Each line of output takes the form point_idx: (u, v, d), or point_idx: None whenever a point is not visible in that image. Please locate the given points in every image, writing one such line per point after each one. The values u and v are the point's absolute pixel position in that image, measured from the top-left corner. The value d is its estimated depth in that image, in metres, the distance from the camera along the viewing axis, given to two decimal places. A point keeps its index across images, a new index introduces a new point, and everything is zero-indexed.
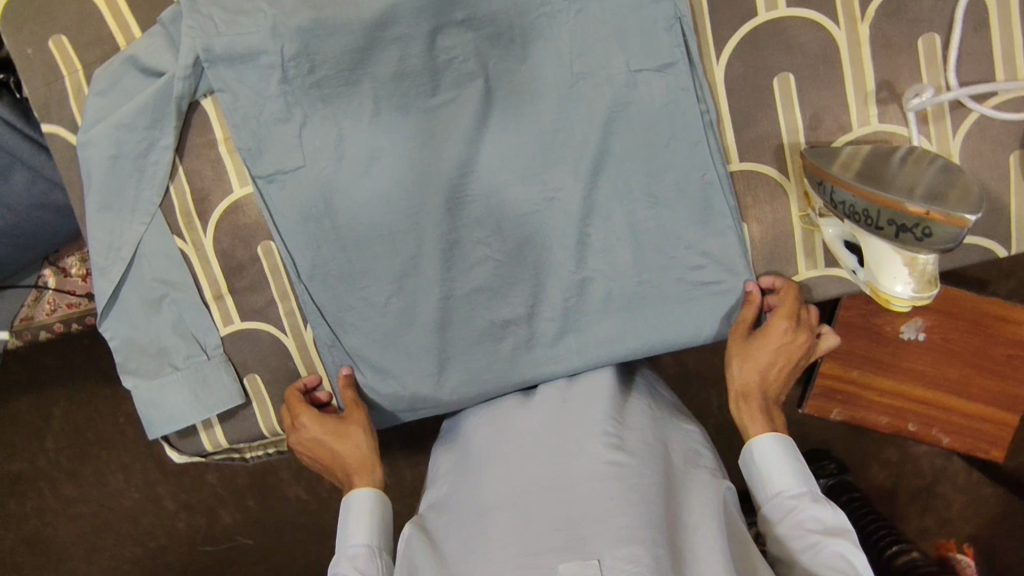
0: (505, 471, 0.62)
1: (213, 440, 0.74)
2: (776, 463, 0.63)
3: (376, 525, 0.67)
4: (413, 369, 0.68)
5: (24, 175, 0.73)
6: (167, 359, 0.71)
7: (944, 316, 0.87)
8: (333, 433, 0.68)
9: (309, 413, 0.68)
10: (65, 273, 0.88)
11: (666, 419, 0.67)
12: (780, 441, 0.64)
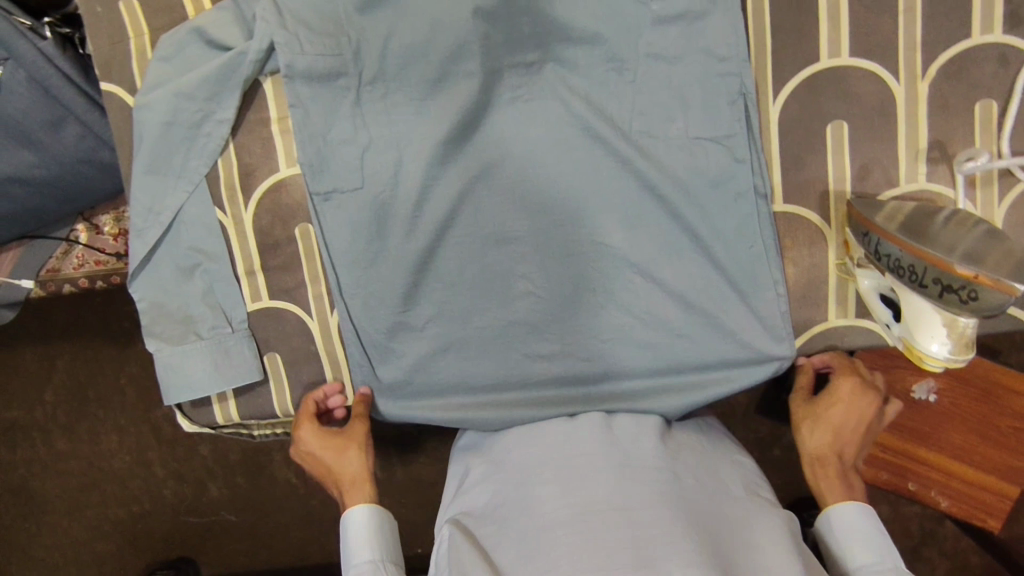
0: (557, 483, 0.61)
1: (225, 413, 0.75)
2: (853, 529, 0.64)
3: (374, 541, 0.69)
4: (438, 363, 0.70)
5: (75, 130, 0.74)
6: (191, 327, 0.71)
7: (957, 380, 0.86)
8: (333, 448, 0.73)
9: (312, 427, 0.72)
10: (98, 230, 0.89)
11: (720, 456, 0.69)
12: (858, 509, 0.65)
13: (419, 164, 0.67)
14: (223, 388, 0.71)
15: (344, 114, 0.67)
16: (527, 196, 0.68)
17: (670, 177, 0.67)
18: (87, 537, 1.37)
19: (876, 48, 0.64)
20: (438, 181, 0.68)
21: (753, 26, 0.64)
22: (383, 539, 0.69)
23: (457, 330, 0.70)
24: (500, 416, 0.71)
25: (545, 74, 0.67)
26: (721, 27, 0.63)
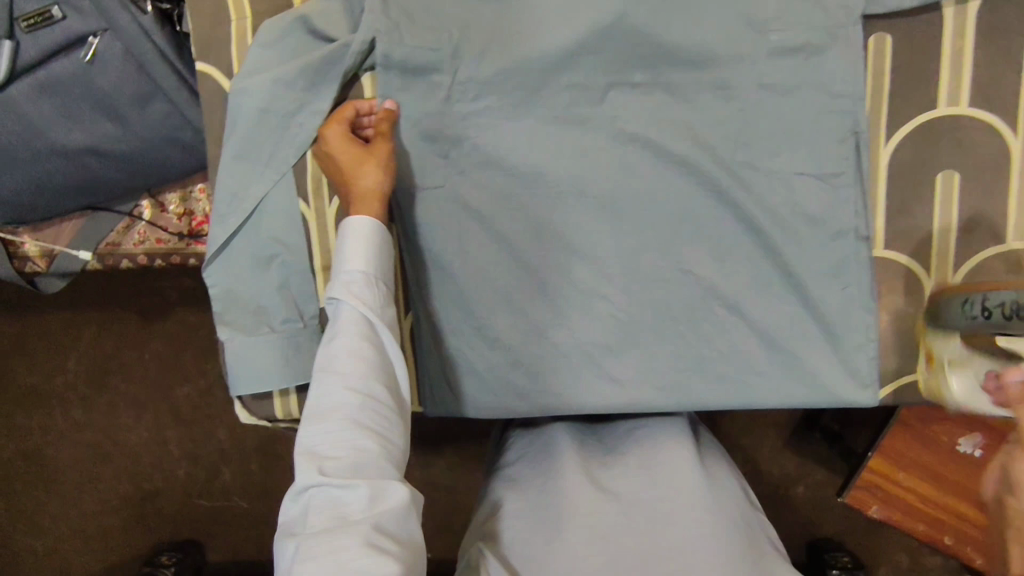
0: (590, 530, 0.64)
1: (285, 408, 0.73)
2: None
3: (372, 254, 0.59)
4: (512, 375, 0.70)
5: (161, 106, 0.73)
6: (263, 319, 0.69)
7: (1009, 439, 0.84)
8: (354, 155, 0.62)
9: (339, 128, 0.63)
10: (163, 208, 0.87)
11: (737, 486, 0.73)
12: None
13: (513, 176, 0.66)
14: (290, 383, 0.69)
15: (440, 116, 0.66)
16: (613, 218, 0.67)
17: (770, 212, 0.65)
18: (93, 512, 1.34)
19: (996, 100, 0.62)
20: (530, 195, 0.66)
21: (874, 65, 0.62)
22: (381, 299, 0.60)
23: (534, 347, 0.69)
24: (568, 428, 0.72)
25: (651, 94, 0.64)
26: (841, 64, 0.61)
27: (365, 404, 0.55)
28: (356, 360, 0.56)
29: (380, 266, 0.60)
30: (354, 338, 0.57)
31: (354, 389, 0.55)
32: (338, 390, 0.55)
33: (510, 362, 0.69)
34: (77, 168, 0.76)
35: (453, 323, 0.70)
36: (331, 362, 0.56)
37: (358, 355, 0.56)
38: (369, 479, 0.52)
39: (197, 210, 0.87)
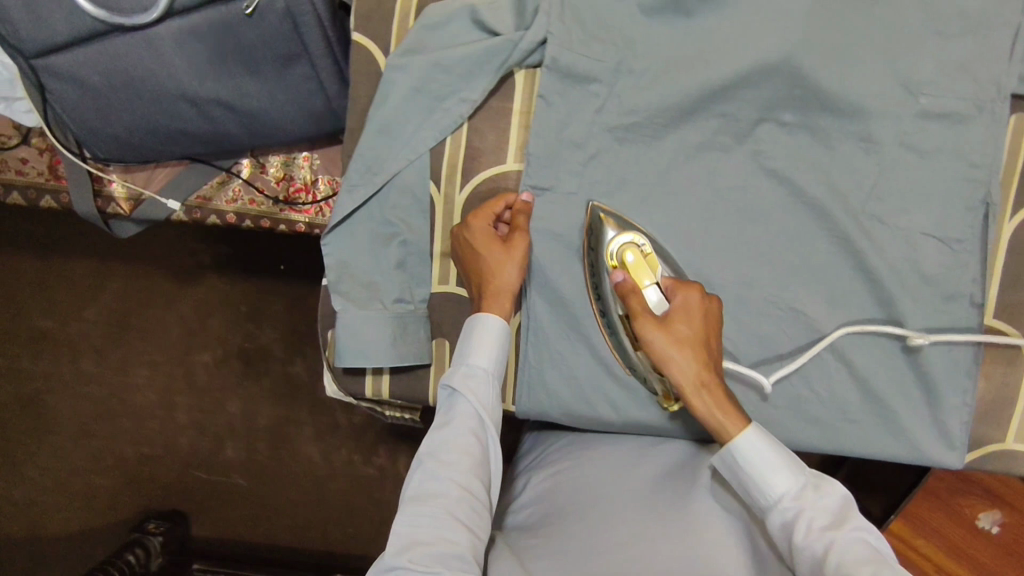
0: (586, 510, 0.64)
1: (375, 387, 0.73)
2: (754, 457, 0.58)
3: (496, 351, 0.65)
4: (614, 386, 0.70)
5: (300, 70, 0.73)
6: (375, 295, 0.69)
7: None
8: (493, 246, 0.66)
9: (483, 221, 0.66)
10: (262, 170, 0.87)
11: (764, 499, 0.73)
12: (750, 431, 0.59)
13: (647, 191, 0.68)
14: (394, 364, 0.69)
15: (589, 124, 0.67)
16: (737, 249, 0.68)
17: (890, 267, 0.66)
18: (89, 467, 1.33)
19: None
20: (662, 215, 0.68)
21: (1012, 141, 0.65)
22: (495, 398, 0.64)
23: (639, 364, 0.70)
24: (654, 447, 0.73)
25: (797, 135, 0.66)
26: (989, 136, 0.63)
27: (463, 494, 0.59)
28: (460, 453, 0.61)
29: (500, 364, 0.65)
30: (467, 433, 0.61)
31: (455, 477, 0.59)
32: (443, 476, 0.59)
33: (613, 373, 0.70)
34: (203, 119, 0.76)
35: (563, 328, 0.70)
36: (439, 451, 0.61)
37: (467, 446, 0.61)
38: (452, 569, 0.54)
39: (298, 176, 0.87)
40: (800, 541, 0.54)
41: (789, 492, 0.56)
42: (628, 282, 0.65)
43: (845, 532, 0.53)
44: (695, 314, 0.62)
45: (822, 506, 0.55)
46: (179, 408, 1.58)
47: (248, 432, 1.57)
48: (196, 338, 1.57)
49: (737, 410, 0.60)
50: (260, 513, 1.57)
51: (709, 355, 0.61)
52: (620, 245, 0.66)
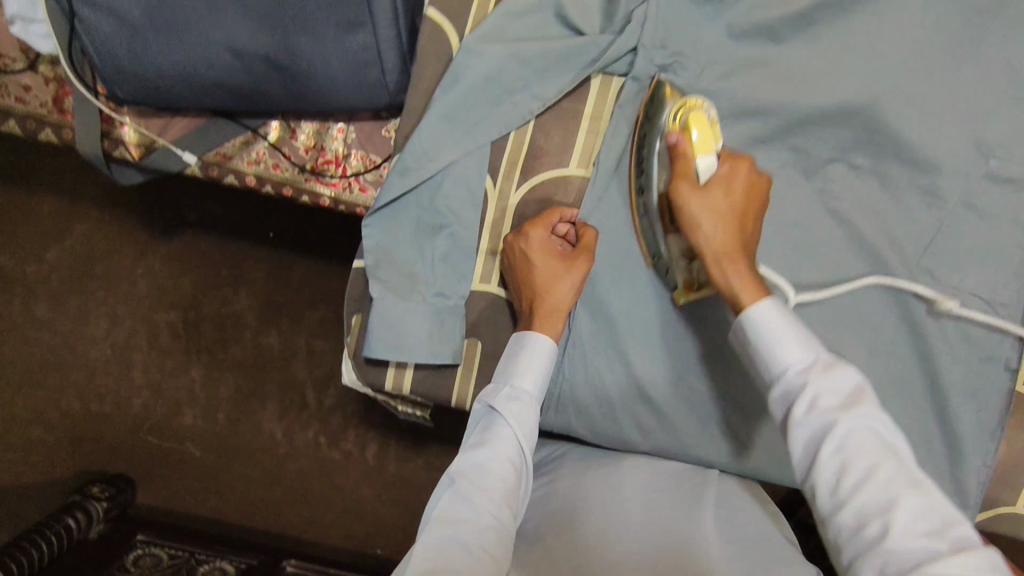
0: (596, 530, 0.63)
1: (395, 381, 0.69)
2: (774, 333, 0.55)
3: (540, 377, 0.64)
4: (647, 408, 0.69)
5: (360, 36, 0.69)
6: (415, 287, 0.66)
7: None
8: (553, 261, 0.63)
9: (543, 235, 0.64)
10: (293, 134, 0.82)
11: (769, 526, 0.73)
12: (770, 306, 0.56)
13: None
14: (425, 360, 0.65)
15: None
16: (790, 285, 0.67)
17: (934, 323, 0.67)
18: None
19: None
20: None
21: None
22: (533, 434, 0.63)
23: (676, 389, 0.68)
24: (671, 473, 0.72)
25: (864, 180, 0.65)
26: None
27: (493, 525, 0.56)
28: (495, 480, 0.59)
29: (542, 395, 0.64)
30: (503, 462, 0.60)
31: (486, 504, 0.57)
32: (473, 500, 0.56)
33: (649, 397, 0.68)
34: (245, 72, 0.71)
35: (603, 343, 0.68)
36: (472, 475, 0.58)
37: (503, 478, 0.59)
38: None
39: (330, 148, 0.82)
40: (801, 417, 0.52)
41: (800, 366, 0.54)
42: (682, 147, 0.60)
43: (856, 419, 0.51)
44: (734, 186, 0.59)
45: (836, 386, 0.52)
46: (137, 365, 1.51)
47: (210, 400, 1.51)
48: (165, 294, 1.51)
49: (762, 283, 0.58)
50: (211, 485, 1.52)
51: (740, 228, 0.60)
52: (680, 110, 0.61)
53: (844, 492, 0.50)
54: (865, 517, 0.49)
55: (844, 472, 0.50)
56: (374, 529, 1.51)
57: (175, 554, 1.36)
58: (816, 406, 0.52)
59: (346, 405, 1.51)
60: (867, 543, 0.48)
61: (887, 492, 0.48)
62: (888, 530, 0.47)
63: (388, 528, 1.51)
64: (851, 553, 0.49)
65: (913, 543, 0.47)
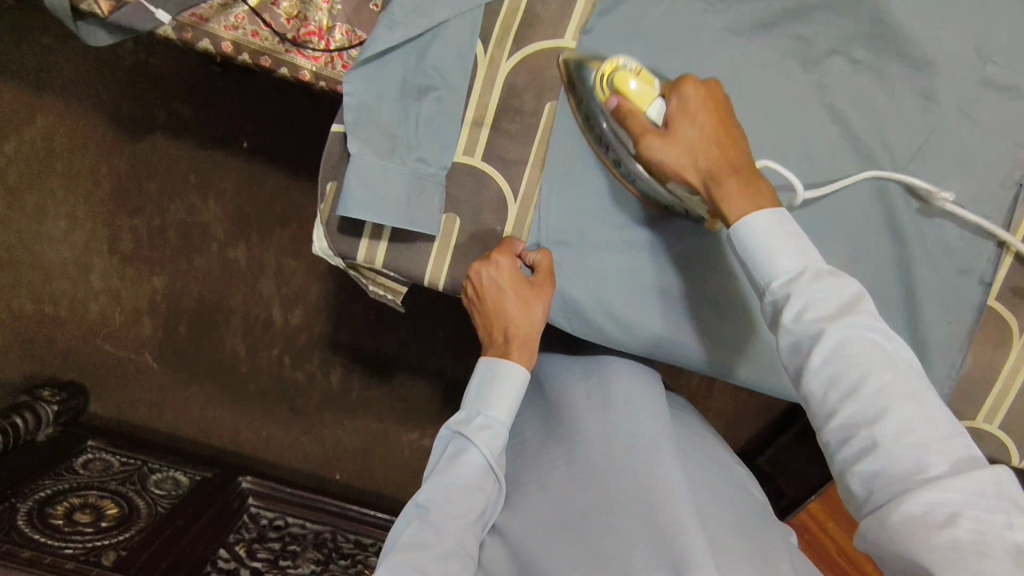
0: (567, 470, 0.70)
1: (369, 253, 0.68)
2: (758, 240, 0.55)
3: (511, 404, 0.72)
4: (625, 300, 0.68)
5: None
6: (397, 148, 0.63)
7: None
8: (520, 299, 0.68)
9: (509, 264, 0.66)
10: (274, 2, 0.77)
11: (703, 438, 0.80)
12: (762, 215, 0.56)
13: None
14: (404, 225, 0.64)
15: (662, 16, 0.63)
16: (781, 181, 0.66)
17: (915, 232, 0.68)
18: None
19: None
20: None
21: None
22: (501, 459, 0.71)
23: (663, 281, 0.69)
24: (637, 386, 0.76)
25: (861, 76, 0.65)
26: None
27: (457, 549, 0.63)
28: (464, 503, 0.66)
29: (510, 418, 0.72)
30: (471, 484, 0.67)
31: (453, 530, 0.64)
32: (440, 527, 0.64)
33: (633, 289, 0.69)
34: None
35: (590, 225, 0.68)
36: (442, 501, 0.65)
37: (471, 502, 0.66)
38: None
39: (313, 19, 0.78)
40: (789, 323, 0.52)
41: (786, 276, 0.54)
42: (626, 106, 0.60)
43: (845, 328, 0.50)
44: (699, 112, 0.59)
45: (824, 293, 0.52)
46: (94, 271, 1.43)
47: (170, 311, 1.45)
48: (128, 197, 1.40)
49: (759, 193, 0.57)
50: (166, 397, 1.49)
51: (716, 153, 0.59)
52: (607, 76, 0.61)
53: (833, 402, 0.50)
54: (852, 427, 0.49)
55: (835, 381, 0.50)
56: (333, 452, 1.50)
57: (127, 461, 1.33)
58: (802, 316, 0.52)
59: (312, 324, 1.45)
60: (856, 454, 0.49)
61: (878, 404, 0.48)
62: (877, 442, 0.48)
63: (347, 451, 1.51)
64: (841, 464, 0.50)
65: (902, 456, 0.47)
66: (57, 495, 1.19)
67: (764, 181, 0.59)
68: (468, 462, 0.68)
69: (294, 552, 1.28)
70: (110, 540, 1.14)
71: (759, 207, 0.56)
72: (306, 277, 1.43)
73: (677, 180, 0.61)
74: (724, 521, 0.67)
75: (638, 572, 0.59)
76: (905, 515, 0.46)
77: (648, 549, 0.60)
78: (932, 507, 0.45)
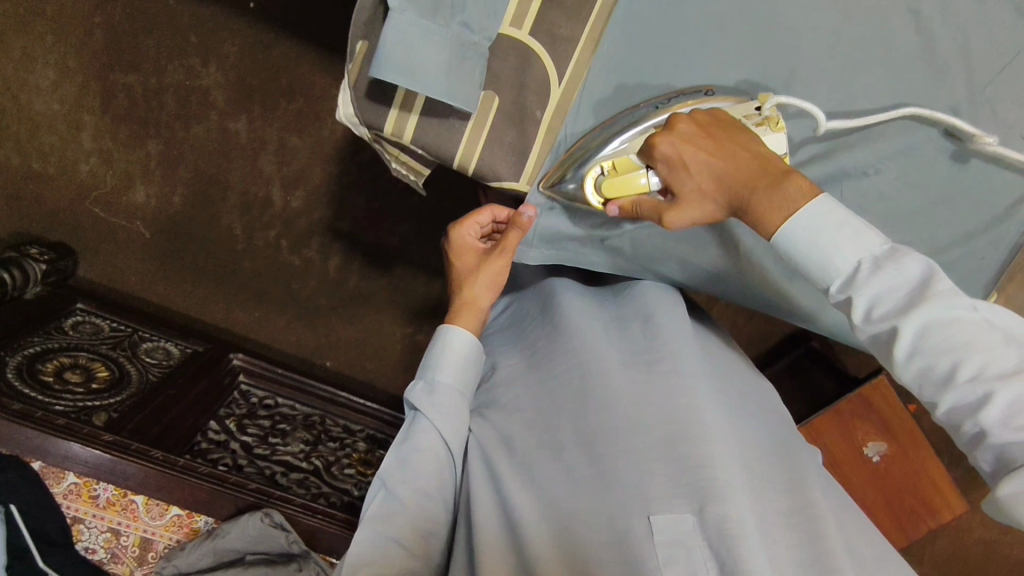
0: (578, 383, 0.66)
1: (397, 126, 0.63)
2: (817, 235, 0.53)
3: (459, 366, 0.72)
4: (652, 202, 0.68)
5: None
6: (440, 9, 0.57)
7: (901, 462, 1.17)
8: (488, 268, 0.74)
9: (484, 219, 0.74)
10: None
11: (716, 339, 0.78)
12: (806, 220, 0.53)
13: None
14: (440, 97, 0.58)
15: None
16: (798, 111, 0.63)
17: (976, 157, 0.65)
18: None
19: None
20: (791, 25, 0.60)
21: None
22: (460, 414, 0.70)
23: None
24: (646, 294, 0.74)
25: None
26: None
27: (417, 512, 0.65)
28: (425, 468, 0.66)
29: (464, 385, 0.72)
30: (427, 448, 0.67)
31: (413, 495, 0.65)
32: (400, 494, 0.64)
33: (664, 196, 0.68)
34: None
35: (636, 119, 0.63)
36: (400, 469, 0.65)
37: (428, 469, 0.66)
38: None
39: None
40: (861, 325, 0.52)
41: (844, 278, 0.53)
42: (626, 203, 0.61)
43: (922, 319, 0.48)
44: (695, 156, 0.56)
45: (891, 287, 0.50)
46: (85, 130, 1.34)
47: (165, 180, 1.38)
48: (123, 52, 1.30)
49: (788, 194, 0.54)
50: (158, 269, 1.44)
51: (731, 185, 0.56)
52: (597, 190, 0.62)
53: (931, 390, 0.50)
54: (958, 415, 0.49)
55: (928, 371, 0.49)
56: (326, 340, 1.49)
57: (117, 327, 1.30)
58: (871, 316, 0.51)
59: (313, 209, 1.40)
60: (971, 438, 0.49)
61: (978, 388, 0.47)
62: (984, 429, 0.47)
63: (342, 340, 1.50)
64: (960, 441, 0.50)
65: (1012, 440, 0.46)
66: (47, 352, 1.16)
67: (797, 175, 0.54)
68: (421, 432, 0.67)
69: (284, 431, 1.29)
70: (100, 401, 1.13)
71: (795, 214, 0.53)
72: (309, 159, 1.37)
73: (714, 220, 0.59)
74: (748, 436, 0.65)
75: (655, 498, 0.58)
76: (1017, 492, 0.46)
77: (668, 477, 0.59)
78: None
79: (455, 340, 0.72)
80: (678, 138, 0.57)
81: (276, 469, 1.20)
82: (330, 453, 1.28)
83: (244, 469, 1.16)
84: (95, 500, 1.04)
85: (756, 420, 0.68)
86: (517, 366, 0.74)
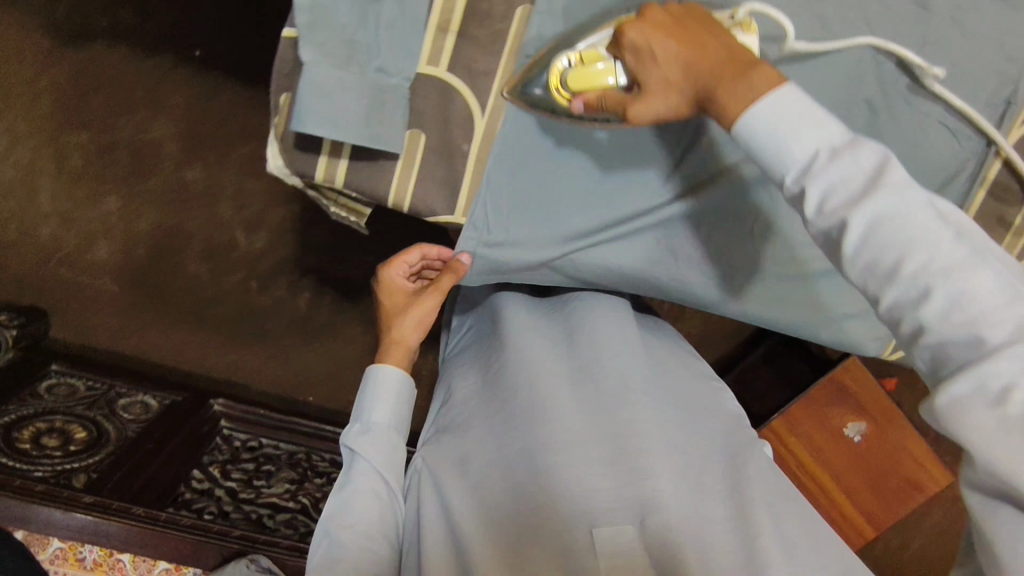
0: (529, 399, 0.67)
1: (327, 173, 0.64)
2: (770, 133, 0.48)
3: (391, 402, 0.75)
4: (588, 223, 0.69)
5: None
6: (354, 57, 0.59)
7: (880, 439, 1.19)
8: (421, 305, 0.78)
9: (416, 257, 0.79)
10: None
11: (664, 347, 0.80)
12: (770, 109, 0.48)
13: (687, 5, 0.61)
14: (361, 143, 0.60)
15: None
16: (707, 123, 0.65)
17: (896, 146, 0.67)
18: None
19: None
20: None
21: None
22: (393, 449, 0.73)
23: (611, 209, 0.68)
24: (586, 312, 0.76)
25: None
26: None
27: (361, 553, 0.64)
28: (363, 507, 0.67)
29: (397, 421, 0.75)
30: (365, 489, 0.68)
31: (353, 537, 0.64)
32: (339, 538, 0.64)
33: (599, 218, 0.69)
34: None
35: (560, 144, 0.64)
36: (341, 515, 0.66)
37: (366, 509, 0.67)
38: None
39: None
40: (812, 219, 0.47)
41: (799, 167, 0.48)
42: (591, 96, 0.57)
43: (873, 208, 0.44)
44: (661, 46, 0.52)
45: (846, 176, 0.46)
46: (43, 192, 1.34)
47: (127, 234, 1.38)
48: (74, 112, 1.31)
49: (753, 82, 0.49)
50: (129, 323, 1.44)
51: (697, 72, 0.52)
52: (560, 89, 0.59)
53: (874, 287, 0.46)
54: (898, 312, 0.45)
55: (873, 267, 0.45)
56: (306, 378, 1.49)
57: (93, 386, 1.30)
58: (824, 207, 0.46)
59: (278, 247, 1.41)
60: (908, 337, 0.45)
61: (920, 284, 0.43)
62: (923, 324, 0.43)
63: (320, 376, 1.49)
64: (900, 343, 0.46)
65: (954, 335, 0.42)
66: (22, 421, 1.15)
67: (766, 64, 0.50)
68: (358, 471, 0.69)
69: (268, 472, 1.30)
70: (79, 463, 1.13)
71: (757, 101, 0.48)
72: (267, 199, 1.38)
73: (684, 117, 0.55)
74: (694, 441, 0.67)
75: (599, 512, 0.60)
76: (958, 395, 0.41)
77: (614, 491, 0.61)
78: (983, 382, 0.41)
79: (387, 379, 0.75)
80: (642, 28, 0.53)
81: (263, 511, 1.21)
82: (316, 489, 1.28)
83: (230, 515, 1.17)
84: (81, 562, 1.05)
85: (702, 422, 0.70)
86: (470, 388, 0.74)
